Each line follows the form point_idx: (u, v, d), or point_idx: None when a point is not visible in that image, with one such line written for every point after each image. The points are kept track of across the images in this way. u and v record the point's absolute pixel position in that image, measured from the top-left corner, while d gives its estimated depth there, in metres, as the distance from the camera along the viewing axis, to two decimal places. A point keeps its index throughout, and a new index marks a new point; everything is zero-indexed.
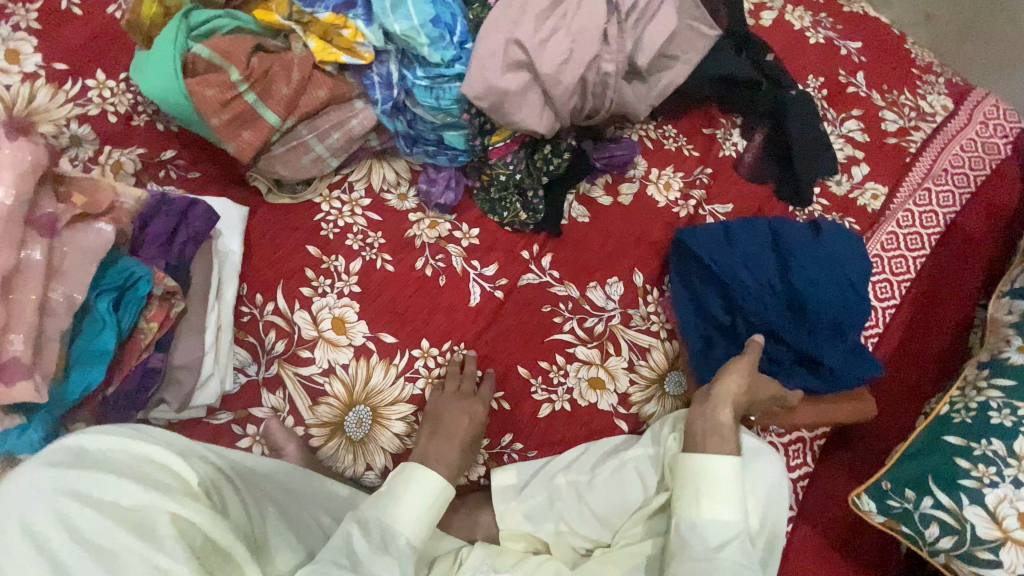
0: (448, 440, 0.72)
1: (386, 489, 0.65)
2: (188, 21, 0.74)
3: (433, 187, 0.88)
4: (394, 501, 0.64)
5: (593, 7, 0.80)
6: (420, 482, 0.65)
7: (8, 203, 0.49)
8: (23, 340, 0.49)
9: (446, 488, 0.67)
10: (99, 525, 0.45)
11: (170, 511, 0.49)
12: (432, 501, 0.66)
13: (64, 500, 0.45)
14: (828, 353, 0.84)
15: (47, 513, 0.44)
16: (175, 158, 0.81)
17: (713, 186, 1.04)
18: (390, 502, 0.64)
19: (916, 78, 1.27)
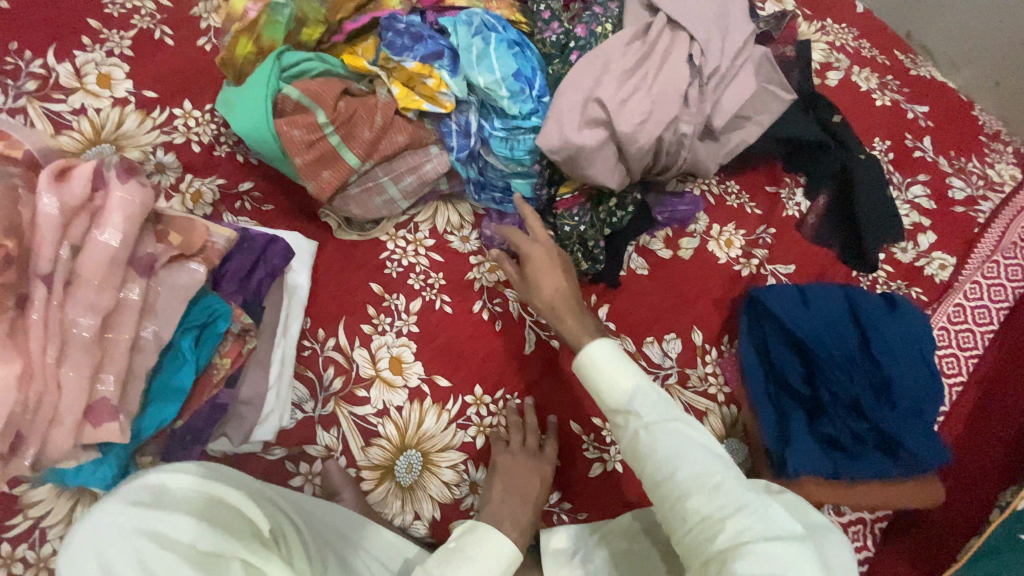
0: (522, 501, 0.72)
1: (457, 548, 0.62)
2: (280, 62, 0.76)
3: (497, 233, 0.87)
4: (470, 561, 0.61)
5: (675, 70, 0.80)
6: (495, 545, 0.63)
7: (115, 246, 0.50)
8: (114, 381, 0.50)
9: (517, 557, 0.64)
10: (173, 566, 0.44)
11: (241, 558, 0.49)
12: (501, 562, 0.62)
13: (144, 540, 0.45)
14: (910, 436, 0.78)
15: (126, 552, 0.44)
16: (252, 190, 0.83)
17: (776, 246, 1.01)
18: (462, 562, 0.60)
19: (985, 146, 1.23)
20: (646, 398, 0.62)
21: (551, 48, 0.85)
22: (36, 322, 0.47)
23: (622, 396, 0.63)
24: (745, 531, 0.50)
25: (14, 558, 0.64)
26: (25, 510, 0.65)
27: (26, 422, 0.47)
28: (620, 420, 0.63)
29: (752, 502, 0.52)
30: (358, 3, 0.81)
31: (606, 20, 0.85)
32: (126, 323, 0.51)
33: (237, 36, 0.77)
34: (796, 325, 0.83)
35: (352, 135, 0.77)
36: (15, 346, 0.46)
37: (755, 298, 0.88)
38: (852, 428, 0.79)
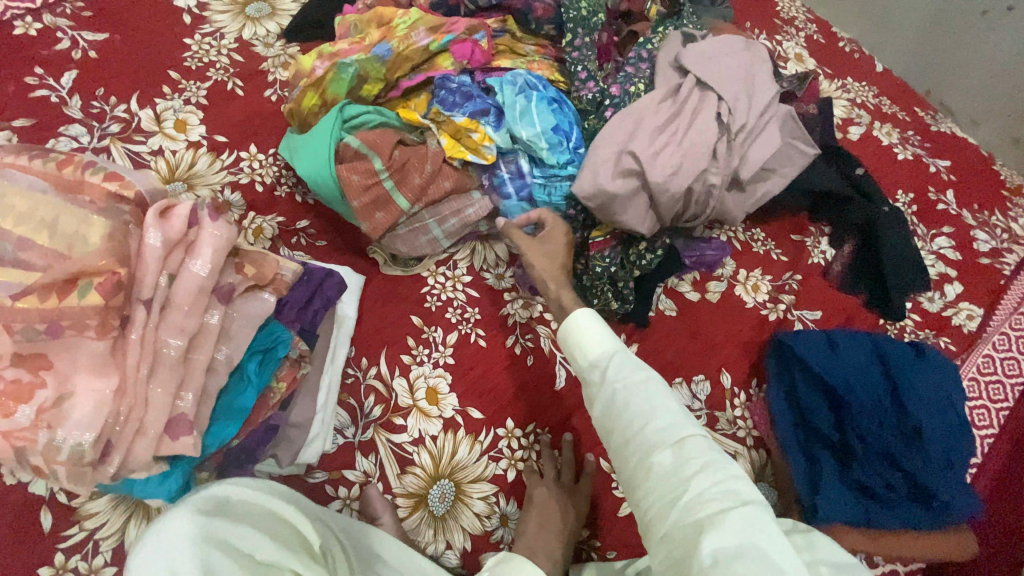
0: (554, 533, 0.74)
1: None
2: (343, 113, 0.84)
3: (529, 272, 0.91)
4: None
5: (704, 126, 0.86)
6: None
7: (202, 275, 0.54)
8: (192, 398, 0.54)
9: None
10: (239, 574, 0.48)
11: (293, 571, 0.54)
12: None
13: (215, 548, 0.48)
14: (942, 485, 0.78)
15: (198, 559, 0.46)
16: (307, 227, 0.90)
17: (802, 292, 1.04)
18: None
19: (1008, 200, 1.26)
20: (622, 360, 0.61)
21: (587, 104, 0.92)
22: (135, 341, 0.50)
23: (603, 355, 0.62)
24: (709, 491, 0.49)
25: (67, 568, 0.66)
26: (81, 522, 0.68)
27: (115, 433, 0.49)
28: (594, 379, 0.63)
29: (722, 464, 0.52)
30: (414, 62, 0.90)
31: (639, 81, 0.93)
32: (207, 345, 0.55)
33: (304, 90, 0.86)
34: (827, 371, 0.84)
35: (404, 180, 0.83)
36: (115, 362, 0.49)
37: (783, 341, 0.90)
38: (884, 477, 0.78)
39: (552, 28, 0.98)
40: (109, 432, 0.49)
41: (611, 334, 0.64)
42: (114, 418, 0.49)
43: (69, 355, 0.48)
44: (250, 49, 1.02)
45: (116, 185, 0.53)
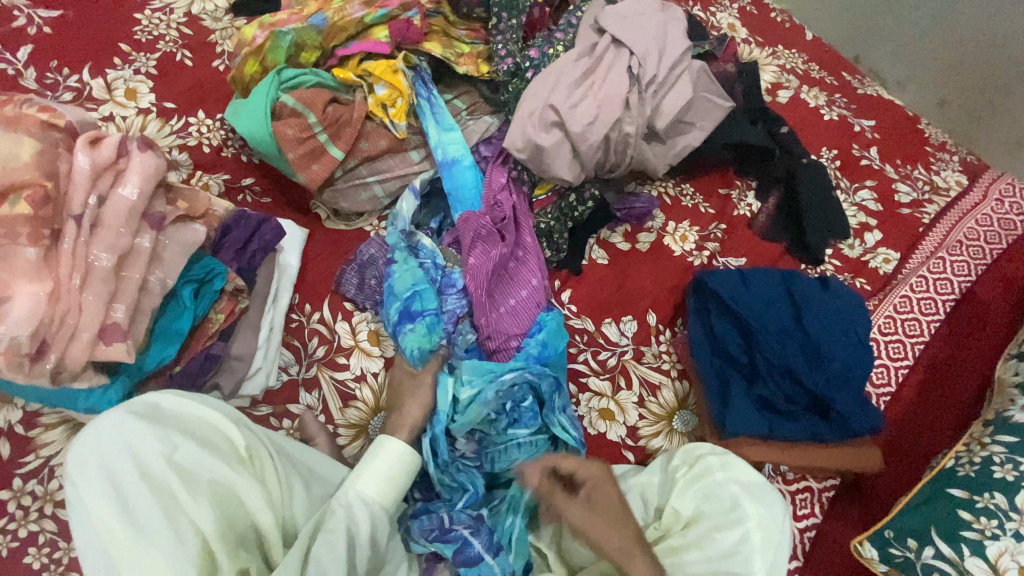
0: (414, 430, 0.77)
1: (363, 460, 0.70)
2: (280, 77, 0.90)
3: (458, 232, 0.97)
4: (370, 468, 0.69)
5: (617, 79, 0.93)
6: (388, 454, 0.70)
7: (133, 200, 0.65)
8: (125, 309, 0.63)
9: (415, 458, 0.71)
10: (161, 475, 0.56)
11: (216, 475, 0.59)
12: (406, 470, 0.71)
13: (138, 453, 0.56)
14: (839, 398, 0.85)
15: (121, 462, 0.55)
16: (252, 184, 0.95)
17: (727, 241, 1.10)
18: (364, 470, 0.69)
19: (930, 155, 1.34)
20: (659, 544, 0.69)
21: (503, 76, 0.98)
22: (67, 251, 0.61)
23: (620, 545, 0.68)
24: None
25: (24, 492, 0.71)
26: (38, 450, 0.74)
27: (51, 334, 0.59)
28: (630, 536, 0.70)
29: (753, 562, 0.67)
30: (350, 33, 0.95)
31: (559, 43, 1.00)
32: (137, 265, 0.65)
33: (246, 57, 0.91)
34: (736, 302, 0.91)
35: (338, 134, 0.90)
36: (48, 268, 0.60)
37: (700, 280, 0.97)
38: (785, 390, 0.87)
39: (482, 11, 1.02)
40: (46, 333, 0.59)
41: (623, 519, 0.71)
42: (50, 320, 0.59)
43: (6, 265, 0.58)
44: (198, 23, 1.07)
45: (48, 116, 0.65)
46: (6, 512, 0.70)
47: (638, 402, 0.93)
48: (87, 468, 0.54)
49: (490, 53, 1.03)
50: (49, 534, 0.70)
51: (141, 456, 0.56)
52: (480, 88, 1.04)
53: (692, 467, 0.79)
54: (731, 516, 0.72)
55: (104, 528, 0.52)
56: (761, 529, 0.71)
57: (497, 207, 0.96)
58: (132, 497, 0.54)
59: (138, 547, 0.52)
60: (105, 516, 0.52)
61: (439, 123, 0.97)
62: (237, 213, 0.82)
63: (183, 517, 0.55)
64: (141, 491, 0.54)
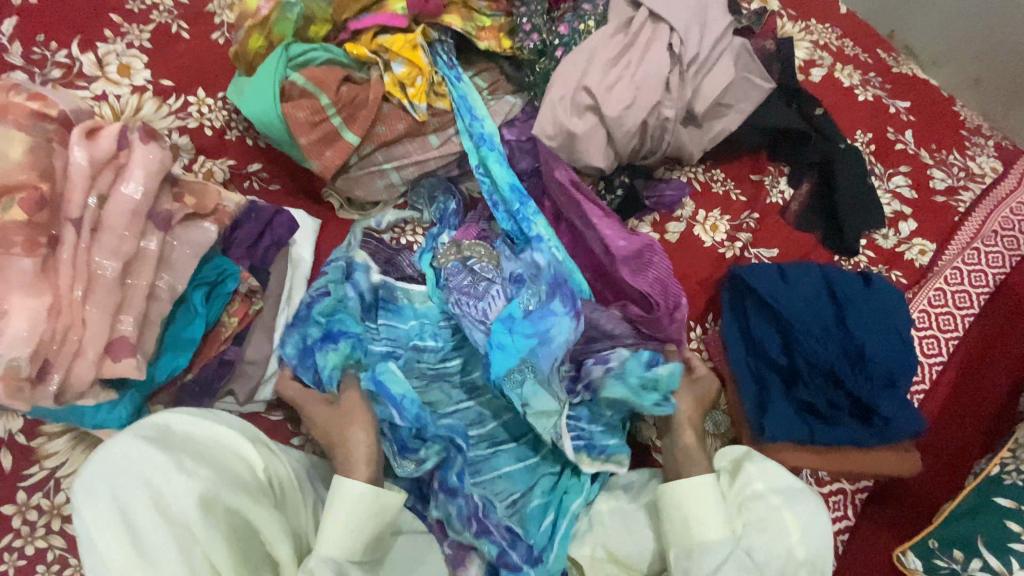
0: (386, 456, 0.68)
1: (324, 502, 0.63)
2: (288, 53, 0.82)
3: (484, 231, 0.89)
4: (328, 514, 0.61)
5: (656, 58, 0.86)
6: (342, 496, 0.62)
7: (137, 199, 0.59)
8: (132, 321, 0.58)
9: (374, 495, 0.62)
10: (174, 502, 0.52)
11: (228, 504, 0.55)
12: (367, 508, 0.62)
13: (149, 480, 0.52)
14: (884, 403, 0.81)
15: (132, 489, 0.51)
16: (260, 171, 0.88)
17: (760, 231, 1.04)
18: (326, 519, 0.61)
19: (964, 140, 1.25)
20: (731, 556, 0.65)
21: (529, 55, 0.91)
22: (66, 260, 0.55)
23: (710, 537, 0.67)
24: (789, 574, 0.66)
25: (29, 506, 0.67)
26: (41, 461, 0.69)
27: (52, 352, 0.55)
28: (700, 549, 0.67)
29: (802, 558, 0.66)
30: (361, 4, 0.86)
31: (588, 18, 0.91)
32: (144, 272, 0.60)
33: (249, 31, 0.82)
34: (775, 300, 0.87)
35: (353, 118, 0.83)
36: (46, 280, 0.55)
37: (736, 275, 0.92)
38: (827, 395, 0.83)
39: None
40: (47, 351, 0.54)
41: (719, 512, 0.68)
42: (51, 336, 0.54)
43: None
44: None
45: (38, 105, 0.58)
46: (11, 529, 0.66)
47: None
48: (94, 499, 0.50)
49: (513, 26, 0.94)
50: (58, 551, 0.66)
51: (153, 484, 0.52)
52: (502, 65, 0.96)
53: (734, 479, 0.73)
54: (775, 533, 0.67)
55: (115, 562, 0.48)
56: (802, 544, 0.66)
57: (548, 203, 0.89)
58: (144, 528, 0.50)
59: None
60: (116, 549, 0.49)
61: (484, 111, 0.90)
62: (247, 206, 0.76)
63: (198, 548, 0.51)
64: (154, 521, 0.51)
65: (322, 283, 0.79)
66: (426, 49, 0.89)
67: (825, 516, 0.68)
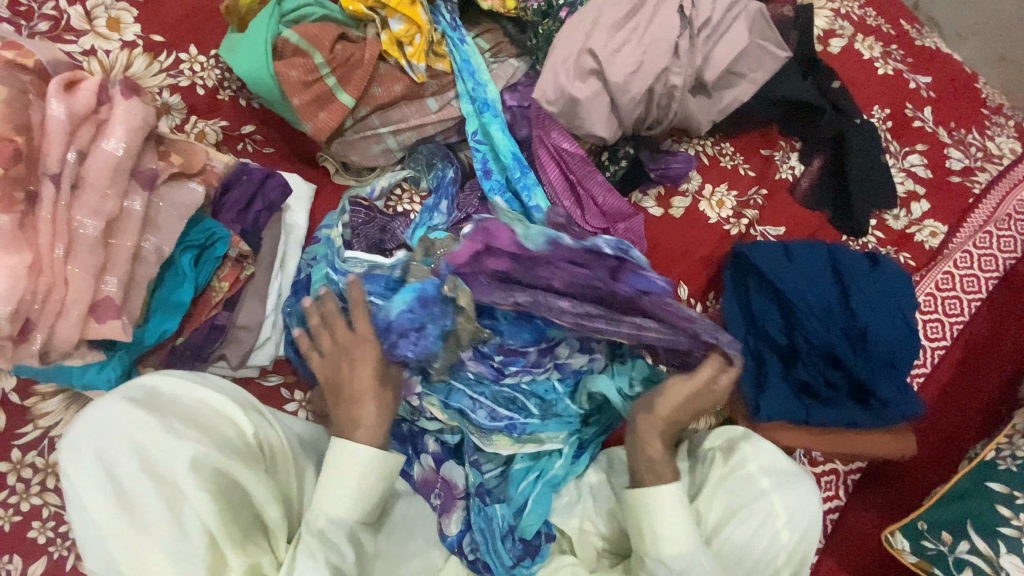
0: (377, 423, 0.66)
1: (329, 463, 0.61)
2: (281, 8, 0.79)
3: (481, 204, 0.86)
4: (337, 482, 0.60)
5: (666, 21, 0.83)
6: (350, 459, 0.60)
7: (118, 155, 0.58)
8: (118, 282, 0.58)
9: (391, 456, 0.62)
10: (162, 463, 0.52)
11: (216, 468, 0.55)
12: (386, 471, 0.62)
13: (137, 442, 0.52)
14: (883, 385, 0.80)
15: (119, 451, 0.51)
16: (253, 133, 0.86)
17: (766, 208, 1.01)
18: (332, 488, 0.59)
19: (985, 118, 1.20)
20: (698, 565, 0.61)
21: (534, 15, 0.88)
22: (45, 219, 0.54)
23: (680, 552, 0.62)
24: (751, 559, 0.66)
25: (24, 464, 0.68)
26: (35, 421, 0.70)
27: (34, 311, 0.54)
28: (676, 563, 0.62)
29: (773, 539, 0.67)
30: None
31: None
32: (128, 232, 0.59)
33: None
34: (779, 278, 0.85)
35: (348, 77, 0.80)
36: (26, 237, 0.54)
37: (740, 252, 0.89)
38: (824, 375, 0.82)
39: None
40: (28, 310, 0.53)
41: (690, 523, 0.63)
42: (32, 296, 0.54)
43: None
44: None
45: (14, 53, 0.56)
46: (7, 485, 0.67)
47: None
48: (81, 458, 0.51)
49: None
50: (54, 508, 0.67)
51: (141, 445, 0.52)
52: (505, 26, 0.93)
53: (728, 459, 0.73)
54: (763, 521, 0.68)
55: (101, 521, 0.49)
56: (787, 530, 0.67)
57: (547, 171, 0.86)
58: (131, 489, 0.51)
59: (139, 540, 0.49)
60: (102, 509, 0.49)
61: (488, 76, 0.87)
62: (238, 168, 0.75)
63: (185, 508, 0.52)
64: (141, 482, 0.51)
65: (315, 252, 0.80)
66: (426, 5, 0.85)
67: (818, 502, 0.69)
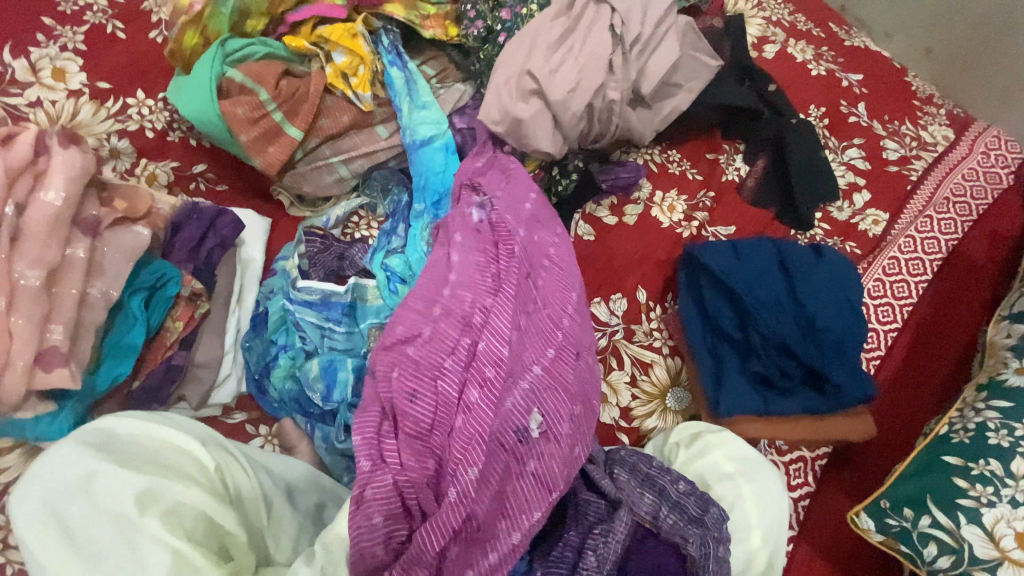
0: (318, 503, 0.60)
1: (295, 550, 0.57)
2: (224, 49, 0.80)
3: None
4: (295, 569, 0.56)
5: (599, 40, 0.87)
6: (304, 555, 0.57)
7: (58, 206, 0.59)
8: (63, 331, 0.58)
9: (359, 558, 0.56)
10: (114, 500, 0.51)
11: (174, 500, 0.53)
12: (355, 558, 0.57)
13: (89, 483, 0.51)
14: (836, 370, 0.83)
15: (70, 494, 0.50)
16: (205, 172, 0.87)
17: (716, 209, 1.05)
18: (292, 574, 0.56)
19: (916, 109, 1.27)
20: None
21: (475, 42, 0.92)
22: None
23: None
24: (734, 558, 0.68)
25: None
26: None
27: None
28: None
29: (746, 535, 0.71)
30: None
31: (532, 3, 0.92)
32: (73, 279, 0.60)
33: (184, 28, 0.80)
34: (729, 276, 0.88)
35: (295, 112, 0.82)
36: None
37: (692, 254, 0.93)
38: (780, 365, 0.85)
39: None
40: None
41: None
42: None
43: None
44: None
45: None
46: None
47: (630, 382, 0.89)
48: (26, 504, 0.49)
49: (457, 14, 0.94)
50: (17, 565, 0.64)
51: (95, 481, 0.51)
52: (450, 53, 0.97)
53: (692, 447, 0.77)
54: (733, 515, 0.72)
55: (51, 562, 0.48)
56: (754, 513, 0.72)
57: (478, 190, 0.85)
58: (84, 525, 0.49)
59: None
60: (51, 549, 0.48)
61: (428, 96, 0.89)
62: (188, 207, 0.75)
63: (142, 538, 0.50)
64: (96, 518, 0.50)
65: (272, 285, 0.81)
66: (368, 37, 0.88)
67: (777, 476, 0.74)
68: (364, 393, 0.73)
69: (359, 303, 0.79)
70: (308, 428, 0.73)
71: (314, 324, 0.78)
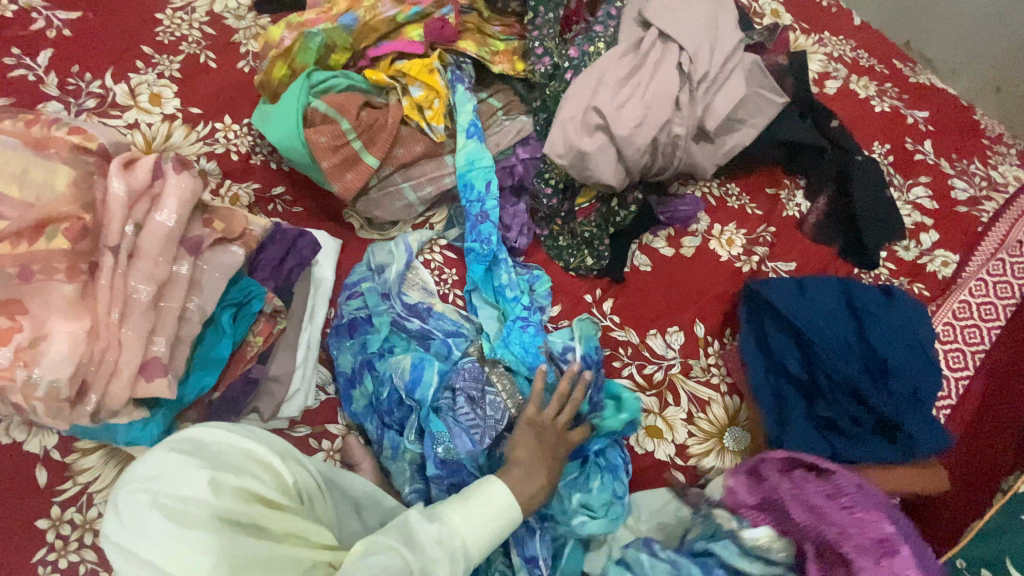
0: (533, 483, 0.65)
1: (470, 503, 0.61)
2: (310, 81, 0.86)
3: (509, 232, 0.94)
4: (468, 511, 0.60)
5: (666, 77, 0.89)
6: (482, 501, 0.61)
7: (170, 225, 0.64)
8: (165, 343, 0.63)
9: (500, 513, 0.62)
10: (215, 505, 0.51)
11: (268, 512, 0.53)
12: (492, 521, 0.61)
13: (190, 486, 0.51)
14: (909, 419, 0.80)
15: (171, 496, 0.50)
16: (283, 194, 0.91)
17: (777, 244, 1.03)
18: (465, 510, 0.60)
19: (986, 148, 1.23)
20: None
21: (541, 78, 0.95)
22: (104, 285, 0.60)
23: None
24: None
25: (63, 521, 0.69)
26: (75, 477, 0.71)
27: (91, 372, 0.59)
28: None
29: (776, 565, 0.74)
30: (381, 33, 0.91)
31: (599, 40, 0.94)
32: (176, 295, 0.65)
33: (274, 60, 0.86)
34: (795, 315, 0.86)
35: (372, 141, 0.86)
36: (86, 303, 0.60)
37: (754, 290, 0.91)
38: (849, 411, 0.82)
39: (518, 5, 0.99)
40: (85, 371, 0.59)
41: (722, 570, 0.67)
42: (89, 358, 0.59)
43: (42, 301, 0.58)
44: (221, 22, 1.00)
45: (79, 138, 0.63)
46: (46, 542, 0.68)
47: (686, 418, 0.88)
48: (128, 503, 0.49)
49: (525, 49, 0.98)
50: (91, 564, 0.68)
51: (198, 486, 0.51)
52: (516, 86, 1.00)
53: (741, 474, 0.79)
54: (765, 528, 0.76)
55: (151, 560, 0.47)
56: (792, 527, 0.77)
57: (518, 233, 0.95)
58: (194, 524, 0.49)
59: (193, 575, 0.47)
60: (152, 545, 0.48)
61: (468, 108, 0.91)
62: (271, 229, 0.80)
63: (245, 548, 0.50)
64: (195, 516, 0.49)
65: (345, 301, 0.85)
66: (442, 72, 0.93)
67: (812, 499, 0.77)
68: (448, 396, 0.79)
69: (430, 309, 0.86)
70: (376, 440, 0.78)
71: (405, 337, 0.85)
